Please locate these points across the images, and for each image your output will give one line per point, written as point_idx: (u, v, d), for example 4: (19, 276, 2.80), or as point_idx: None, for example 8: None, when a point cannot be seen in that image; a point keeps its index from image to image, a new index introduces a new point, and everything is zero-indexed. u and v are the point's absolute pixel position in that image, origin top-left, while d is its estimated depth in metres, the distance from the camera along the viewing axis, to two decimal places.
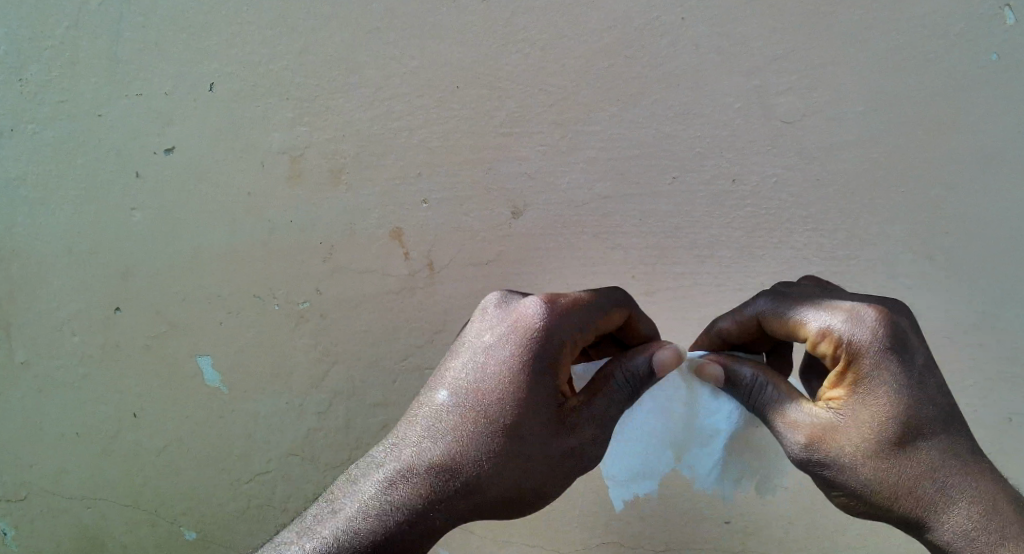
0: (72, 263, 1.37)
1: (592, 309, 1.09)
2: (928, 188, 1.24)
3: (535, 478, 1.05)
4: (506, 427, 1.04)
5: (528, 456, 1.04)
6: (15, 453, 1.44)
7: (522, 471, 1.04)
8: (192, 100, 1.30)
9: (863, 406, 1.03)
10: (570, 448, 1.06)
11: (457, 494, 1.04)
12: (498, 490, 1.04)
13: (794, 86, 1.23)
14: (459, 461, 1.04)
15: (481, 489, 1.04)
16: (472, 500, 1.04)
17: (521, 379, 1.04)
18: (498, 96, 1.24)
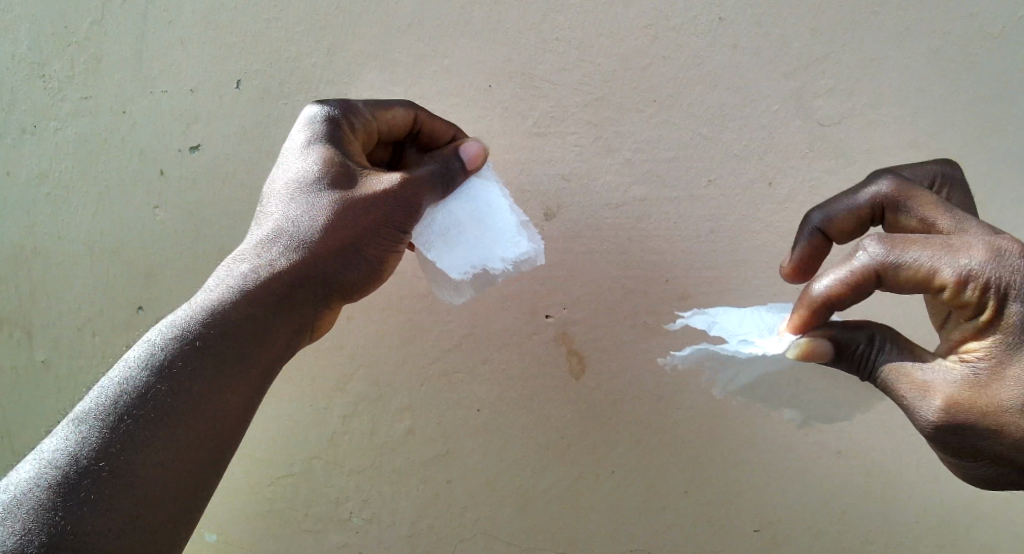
0: (95, 262, 1.35)
1: (370, 110, 1.13)
2: (973, 194, 1.21)
3: (360, 237, 1.05)
4: (316, 187, 1.05)
5: (346, 217, 1.04)
6: (37, 453, 1.43)
7: (347, 230, 1.04)
8: (218, 97, 1.27)
9: (996, 373, 0.93)
10: (389, 205, 1.06)
11: (288, 263, 1.03)
12: (328, 250, 1.04)
13: (835, 89, 1.20)
14: (288, 233, 1.05)
15: (309, 253, 1.03)
16: (302, 268, 1.03)
17: (320, 153, 1.07)
18: (532, 95, 1.21)
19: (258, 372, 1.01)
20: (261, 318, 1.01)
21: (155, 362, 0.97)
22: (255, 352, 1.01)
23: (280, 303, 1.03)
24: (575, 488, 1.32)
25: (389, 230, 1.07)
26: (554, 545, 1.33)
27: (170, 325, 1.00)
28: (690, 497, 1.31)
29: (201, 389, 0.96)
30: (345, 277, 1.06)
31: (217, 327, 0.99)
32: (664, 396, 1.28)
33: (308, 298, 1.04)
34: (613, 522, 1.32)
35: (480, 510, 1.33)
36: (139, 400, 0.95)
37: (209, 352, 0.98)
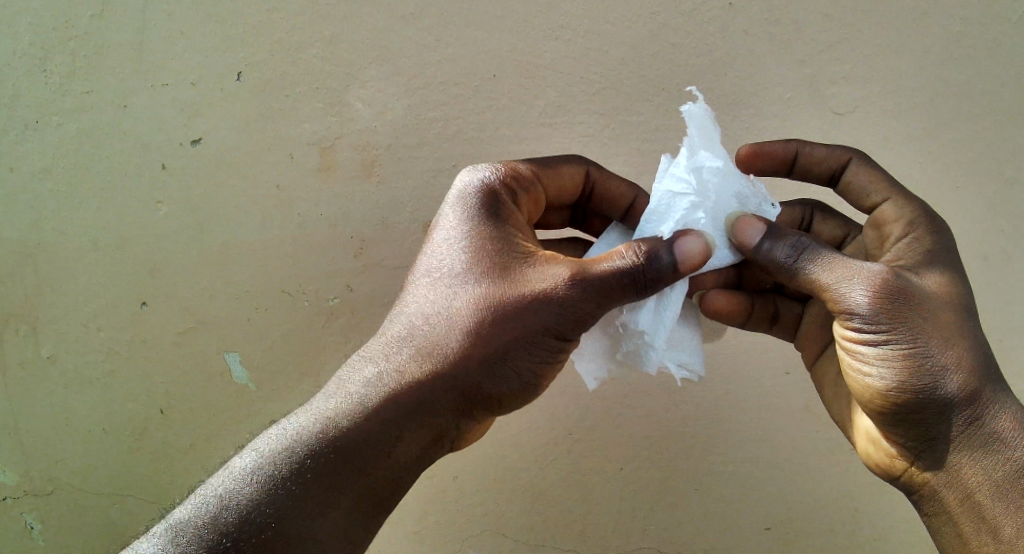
0: (99, 258, 1.34)
1: (540, 175, 1.11)
2: (988, 184, 1.19)
3: (494, 343, 0.99)
4: (454, 286, 1.02)
5: (486, 323, 0.99)
6: (43, 448, 1.43)
7: (484, 335, 0.99)
8: (219, 90, 1.25)
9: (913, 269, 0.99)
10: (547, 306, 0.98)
11: (418, 371, 1.00)
12: (462, 360, 0.99)
13: (849, 77, 1.17)
14: (422, 335, 1.01)
15: (443, 362, 0.99)
16: (439, 379, 0.99)
17: (468, 242, 1.03)
18: (537, 84, 1.19)
19: (373, 487, 0.98)
20: (385, 433, 0.98)
21: (265, 478, 0.96)
22: (371, 468, 0.98)
23: (403, 418, 0.99)
24: (584, 484, 1.30)
25: (534, 344, 0.99)
26: (564, 543, 1.31)
27: (285, 437, 0.99)
28: (700, 492, 1.29)
29: (309, 509, 0.95)
30: (490, 388, 1.00)
31: (332, 444, 0.97)
32: (674, 390, 1.28)
33: (443, 408, 1.00)
34: (623, 518, 1.30)
35: (487, 506, 1.32)
36: (243, 518, 0.94)
37: (319, 471, 0.96)
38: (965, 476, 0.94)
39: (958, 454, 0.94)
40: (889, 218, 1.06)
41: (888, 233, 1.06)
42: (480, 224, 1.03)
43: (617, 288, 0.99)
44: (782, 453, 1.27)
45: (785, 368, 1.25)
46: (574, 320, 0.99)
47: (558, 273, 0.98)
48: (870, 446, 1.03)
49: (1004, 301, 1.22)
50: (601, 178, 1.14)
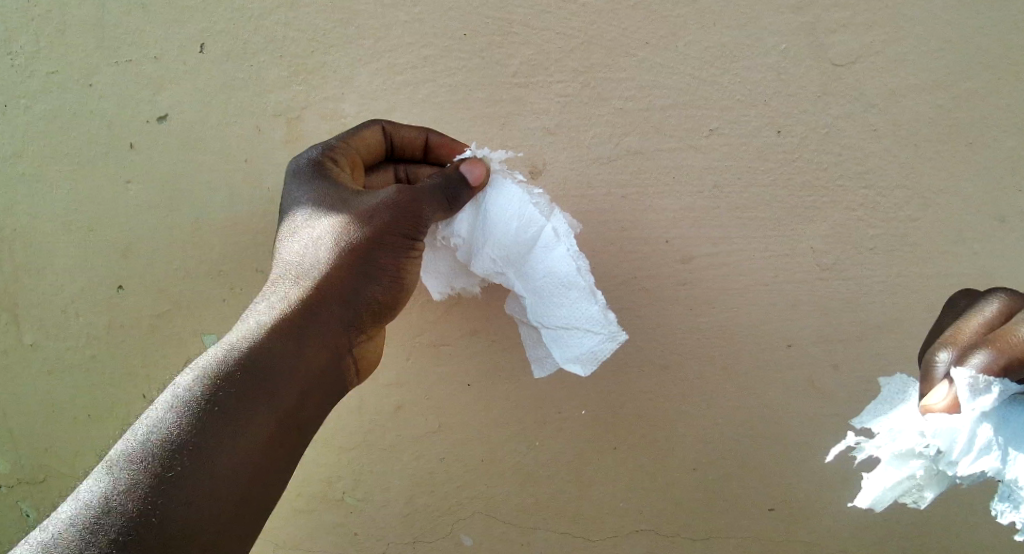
0: (71, 241, 1.30)
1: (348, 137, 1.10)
2: (1009, 136, 1.09)
3: (361, 253, 1.00)
4: (316, 220, 1.03)
5: (352, 240, 1.01)
6: (31, 436, 1.41)
7: (354, 248, 1.00)
8: (183, 62, 1.20)
9: None
10: (399, 215, 1.01)
11: (302, 292, 1.00)
12: (337, 276, 1.00)
13: (851, 21, 1.08)
14: (297, 267, 1.02)
15: (319, 279, 1.00)
16: (324, 295, 1.00)
17: (317, 184, 1.05)
18: (511, 43, 1.12)
19: (282, 404, 0.96)
20: (285, 347, 0.97)
21: (183, 406, 0.93)
22: (279, 384, 0.96)
23: (297, 333, 0.98)
24: (576, 465, 1.25)
25: (399, 251, 1.02)
26: (557, 526, 1.28)
27: (191, 373, 0.96)
28: (699, 471, 1.24)
29: (229, 421, 0.93)
30: (369, 297, 1.02)
31: (243, 363, 0.95)
32: (668, 366, 1.20)
33: (330, 317, 1.00)
34: (618, 499, 1.26)
35: (476, 488, 1.28)
36: (166, 449, 0.90)
37: (229, 391, 0.93)
38: None
39: None
40: None
41: None
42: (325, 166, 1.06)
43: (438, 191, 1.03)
44: (784, 429, 1.21)
45: (786, 340, 1.17)
46: (421, 220, 1.02)
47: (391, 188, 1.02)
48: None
49: None
50: (441, 142, 1.11)
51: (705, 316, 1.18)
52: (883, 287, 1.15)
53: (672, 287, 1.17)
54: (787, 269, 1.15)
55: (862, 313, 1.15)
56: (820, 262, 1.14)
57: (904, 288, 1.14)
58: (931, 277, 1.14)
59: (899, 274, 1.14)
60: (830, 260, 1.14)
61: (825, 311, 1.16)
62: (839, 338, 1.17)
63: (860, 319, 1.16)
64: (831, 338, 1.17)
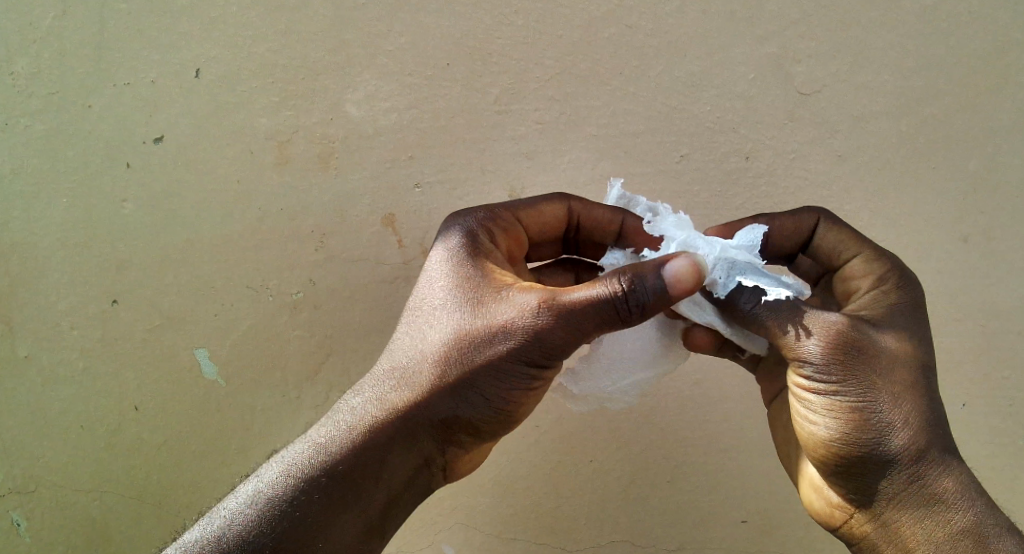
0: (67, 257, 1.34)
1: (515, 214, 1.10)
2: (962, 162, 1.16)
3: (465, 371, 0.97)
4: (435, 320, 1.00)
5: (458, 356, 0.97)
6: (23, 446, 1.44)
7: (458, 365, 0.97)
8: (178, 86, 1.25)
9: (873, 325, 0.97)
10: (522, 339, 0.96)
11: (401, 404, 0.98)
12: (437, 392, 0.98)
13: (812, 54, 1.14)
14: (405, 369, 1.00)
15: (420, 392, 0.98)
16: (422, 411, 0.98)
17: (451, 278, 1.02)
18: (492, 71, 1.17)
19: (361, 512, 0.97)
20: (370, 460, 0.98)
21: (266, 504, 0.96)
22: (362, 495, 0.97)
23: (389, 446, 0.98)
24: (554, 476, 1.30)
25: (505, 376, 0.97)
26: (536, 537, 1.31)
27: (284, 467, 0.98)
28: (672, 482, 1.28)
29: (306, 531, 0.95)
30: (464, 413, 0.98)
31: (329, 470, 0.97)
32: None
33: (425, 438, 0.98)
34: (595, 510, 1.30)
35: (457, 499, 1.32)
36: (241, 546, 0.94)
37: (316, 498, 0.96)
38: (906, 533, 0.93)
39: (901, 512, 0.93)
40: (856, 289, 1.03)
41: (856, 288, 1.04)
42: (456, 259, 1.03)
43: (594, 317, 0.95)
44: (753, 441, 1.26)
45: None
46: (547, 347, 0.96)
47: (515, 303, 0.97)
48: (815, 494, 1.02)
49: (982, 285, 1.18)
50: (583, 210, 1.11)
51: None
52: None
53: None
54: None
55: None
56: None
57: None
58: None
59: None
60: None
61: None
62: None
63: None
64: None
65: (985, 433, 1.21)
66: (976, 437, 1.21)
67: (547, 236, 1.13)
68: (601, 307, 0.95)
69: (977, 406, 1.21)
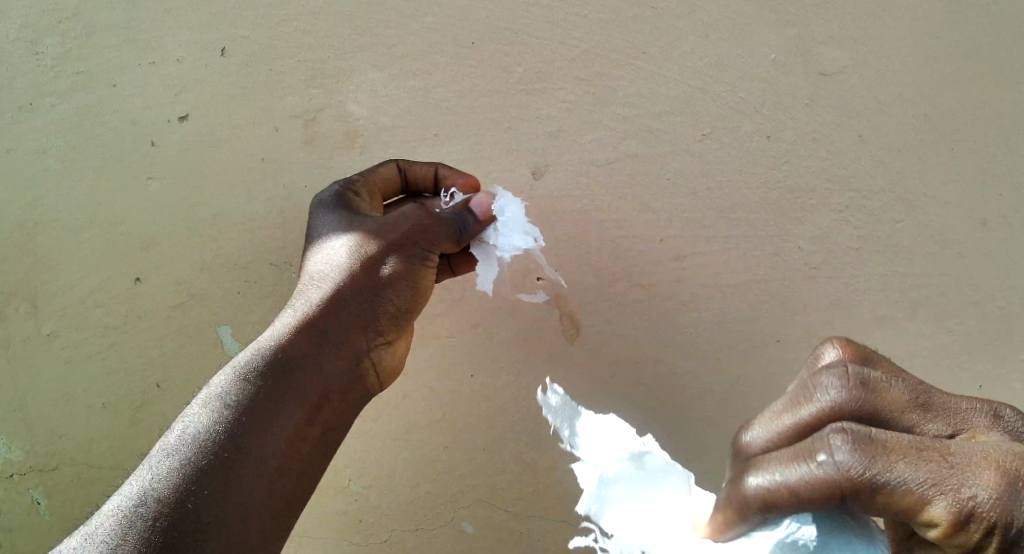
0: (93, 234, 1.35)
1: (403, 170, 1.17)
2: (984, 145, 1.16)
3: (377, 257, 1.07)
4: (338, 236, 1.10)
5: (362, 256, 1.07)
6: (46, 423, 1.46)
7: (372, 255, 1.07)
8: (205, 65, 1.26)
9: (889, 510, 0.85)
10: (413, 226, 1.09)
11: (320, 301, 1.05)
12: (359, 281, 1.06)
13: (836, 37, 1.15)
14: (326, 278, 1.07)
15: (340, 285, 1.06)
16: (340, 301, 1.05)
17: (342, 211, 1.12)
18: (517, 51, 1.18)
19: (310, 399, 0.99)
20: (313, 348, 1.02)
21: (219, 401, 0.96)
22: (310, 381, 1.00)
23: (327, 333, 1.03)
24: (574, 455, 1.30)
25: (411, 258, 1.08)
26: (555, 517, 1.32)
27: (230, 373, 0.99)
28: (693, 464, 1.29)
29: (264, 416, 0.95)
30: (376, 297, 1.07)
31: (276, 360, 0.99)
32: (662, 360, 1.25)
33: (353, 324, 1.05)
34: None
35: (478, 477, 1.33)
36: (203, 443, 0.92)
37: (268, 384, 0.97)
38: None
39: None
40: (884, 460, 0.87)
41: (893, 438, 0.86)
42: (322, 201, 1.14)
43: (443, 223, 1.11)
44: None
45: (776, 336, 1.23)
46: (433, 231, 1.10)
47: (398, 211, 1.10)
48: None
49: (1006, 267, 1.18)
50: (449, 177, 1.17)
51: (696, 313, 1.23)
52: (869, 288, 1.20)
53: (668, 283, 1.23)
54: (777, 268, 1.21)
55: (849, 312, 1.21)
56: (809, 263, 1.20)
57: (886, 289, 1.20)
58: (913, 277, 1.20)
59: (883, 275, 1.20)
60: (819, 260, 1.20)
61: (812, 309, 1.21)
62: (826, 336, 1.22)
63: (844, 318, 1.21)
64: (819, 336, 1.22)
65: None
66: None
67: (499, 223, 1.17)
68: (445, 221, 1.11)
69: (996, 389, 1.21)
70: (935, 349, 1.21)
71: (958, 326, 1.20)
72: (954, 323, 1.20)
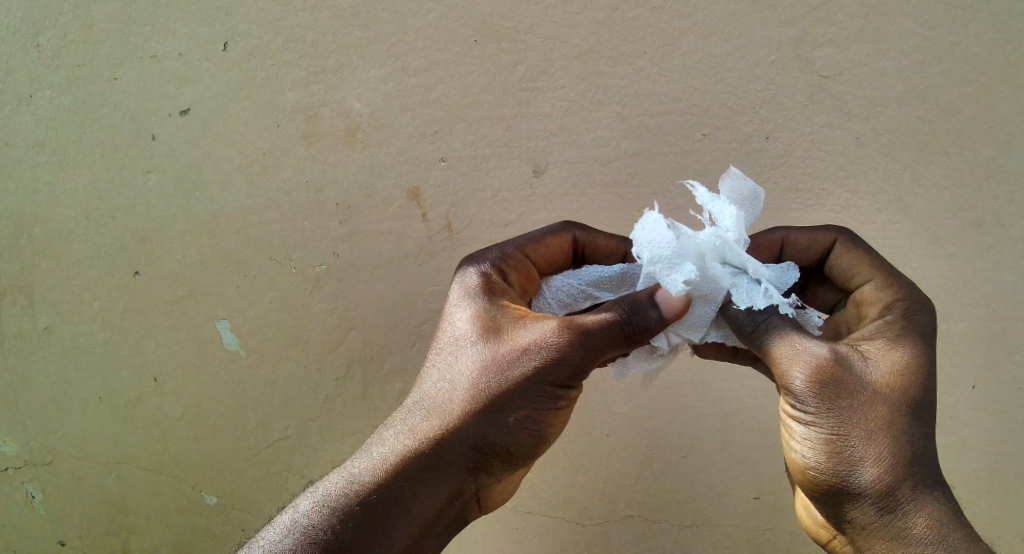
0: (91, 228, 1.35)
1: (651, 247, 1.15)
2: (978, 148, 1.17)
3: (495, 393, 0.98)
4: (462, 346, 1.01)
5: (483, 384, 0.98)
6: (42, 418, 1.46)
7: (489, 390, 0.98)
8: (206, 60, 1.26)
9: (864, 353, 0.96)
10: (547, 361, 0.98)
11: (429, 430, 0.98)
12: (472, 416, 0.98)
13: (834, 39, 1.16)
14: (436, 398, 1.00)
15: (451, 422, 0.98)
16: (452, 435, 0.98)
17: (474, 310, 1.03)
18: (519, 49, 1.19)
19: (400, 542, 0.96)
20: (414, 488, 0.97)
21: (304, 533, 0.95)
22: (406, 524, 0.96)
23: (430, 467, 0.98)
24: (568, 448, 1.33)
25: (535, 397, 0.98)
26: (551, 511, 1.34)
27: (324, 504, 0.97)
28: (689, 459, 1.30)
29: None
30: (496, 438, 0.98)
31: (369, 498, 0.96)
32: None
33: (459, 461, 0.98)
34: (611, 483, 1.32)
35: None
36: None
37: (353, 527, 0.94)
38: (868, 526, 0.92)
39: (859, 515, 0.93)
40: (870, 298, 1.03)
41: (865, 313, 1.03)
42: (503, 279, 1.08)
43: (606, 343, 0.98)
44: (770, 420, 1.27)
45: None
46: (575, 369, 0.98)
47: (539, 329, 0.99)
48: (806, 512, 1.02)
49: (998, 268, 1.19)
50: (588, 239, 1.14)
51: None
52: None
53: None
54: None
55: None
56: None
57: None
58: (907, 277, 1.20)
59: None
60: None
61: None
62: None
63: None
64: None
65: (997, 418, 1.23)
66: (988, 421, 1.23)
67: (562, 271, 1.14)
68: (612, 338, 0.98)
69: (989, 386, 1.22)
70: None
71: (951, 324, 1.22)
72: (947, 325, 1.22)
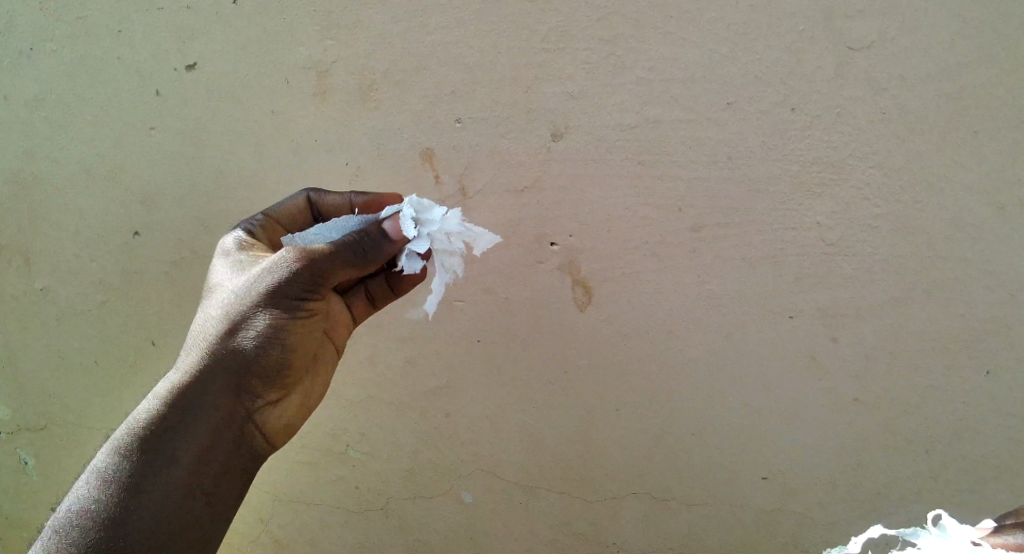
0: (93, 187, 1.31)
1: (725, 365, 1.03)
2: (1010, 132, 1.10)
3: (243, 316, 1.01)
4: (222, 289, 1.05)
5: (230, 312, 1.02)
6: (39, 382, 1.42)
7: (234, 314, 1.01)
8: (213, 15, 1.21)
9: None
10: (280, 277, 1.01)
11: (192, 367, 1.01)
12: (221, 343, 1.01)
13: (867, 9, 1.10)
14: (198, 340, 1.03)
15: (205, 355, 1.01)
16: (202, 366, 1.01)
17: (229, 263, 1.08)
18: (541, 9, 1.14)
19: (190, 457, 0.98)
20: (180, 408, 0.99)
21: (105, 475, 0.96)
22: (184, 445, 0.98)
23: (191, 393, 1.00)
24: (580, 424, 1.30)
25: (280, 317, 1.01)
26: (557, 486, 1.33)
27: (110, 447, 0.99)
28: (700, 439, 1.28)
29: (132, 490, 0.95)
30: (247, 362, 1.01)
31: (142, 432, 0.97)
32: (674, 333, 1.24)
33: (220, 391, 1.01)
34: (621, 461, 1.30)
35: (480, 446, 1.33)
36: (99, 513, 0.94)
37: (142, 458, 0.96)
38: None
39: None
40: None
41: None
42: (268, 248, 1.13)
43: (333, 257, 1.02)
44: (782, 401, 1.24)
45: (790, 312, 1.21)
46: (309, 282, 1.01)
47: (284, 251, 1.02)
48: None
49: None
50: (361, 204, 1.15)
51: (713, 285, 1.21)
52: (889, 270, 1.17)
53: (685, 253, 1.20)
54: (794, 243, 1.18)
55: (864, 290, 1.19)
56: (827, 239, 1.18)
57: (905, 270, 1.17)
58: (931, 260, 1.16)
59: (902, 254, 1.16)
60: (838, 238, 1.17)
61: (828, 286, 1.19)
62: (839, 311, 1.20)
63: (859, 299, 1.19)
64: (833, 310, 1.20)
65: (1023, 412, 1.17)
66: (1010, 417, 1.18)
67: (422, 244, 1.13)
68: (343, 251, 1.03)
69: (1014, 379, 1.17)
70: (949, 335, 1.18)
71: (975, 310, 1.16)
72: (976, 312, 1.16)
